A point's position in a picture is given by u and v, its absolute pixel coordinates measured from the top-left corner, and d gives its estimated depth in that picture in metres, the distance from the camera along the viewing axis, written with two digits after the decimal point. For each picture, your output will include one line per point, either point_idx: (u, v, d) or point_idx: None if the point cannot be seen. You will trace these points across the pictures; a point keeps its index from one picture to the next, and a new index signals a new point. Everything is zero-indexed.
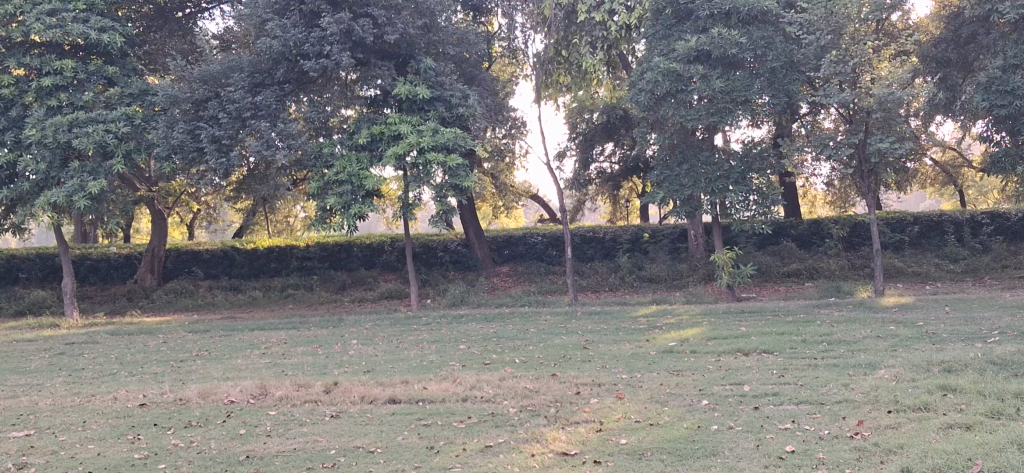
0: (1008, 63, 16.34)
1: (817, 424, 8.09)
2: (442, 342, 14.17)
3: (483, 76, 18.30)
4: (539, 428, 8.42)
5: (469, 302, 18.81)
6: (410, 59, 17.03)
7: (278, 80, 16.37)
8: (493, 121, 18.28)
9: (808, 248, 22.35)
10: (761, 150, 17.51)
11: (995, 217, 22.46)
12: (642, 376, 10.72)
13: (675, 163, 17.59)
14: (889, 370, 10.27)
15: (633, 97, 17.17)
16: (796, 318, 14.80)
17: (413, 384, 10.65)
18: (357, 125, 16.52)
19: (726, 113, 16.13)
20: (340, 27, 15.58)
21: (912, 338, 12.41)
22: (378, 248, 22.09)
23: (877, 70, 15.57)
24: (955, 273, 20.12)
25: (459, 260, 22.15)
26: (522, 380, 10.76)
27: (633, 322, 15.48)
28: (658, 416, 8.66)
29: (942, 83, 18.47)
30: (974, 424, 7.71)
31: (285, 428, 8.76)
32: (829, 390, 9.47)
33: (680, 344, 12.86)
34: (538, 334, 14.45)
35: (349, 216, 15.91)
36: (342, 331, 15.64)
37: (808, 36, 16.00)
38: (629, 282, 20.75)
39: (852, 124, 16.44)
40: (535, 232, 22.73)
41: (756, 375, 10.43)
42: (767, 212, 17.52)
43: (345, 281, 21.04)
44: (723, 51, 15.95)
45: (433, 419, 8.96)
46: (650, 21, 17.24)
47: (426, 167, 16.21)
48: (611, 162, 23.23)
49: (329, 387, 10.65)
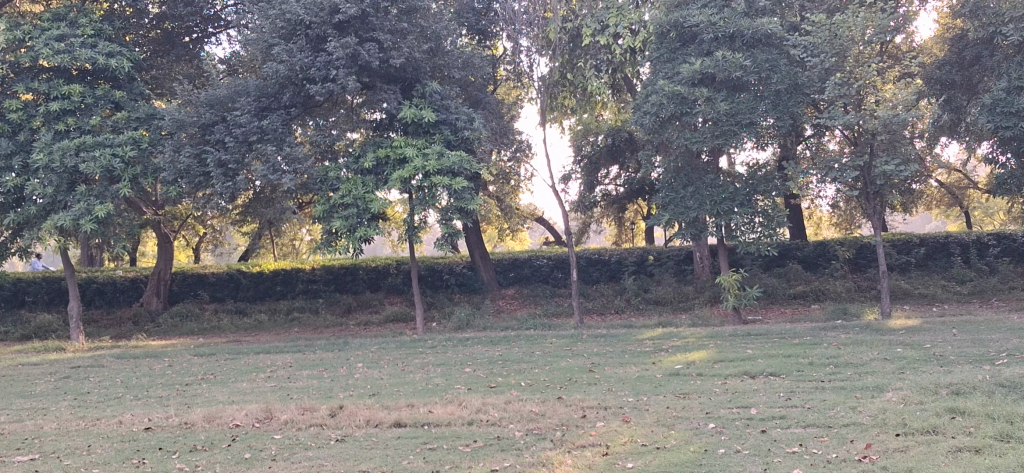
0: (1012, 85, 16.00)
1: (825, 447, 7.38)
2: (446, 365, 13.32)
3: (488, 99, 18.15)
4: (547, 452, 7.82)
5: (474, 326, 18.74)
6: (415, 83, 16.72)
7: (284, 104, 16.02)
8: (497, 144, 18.09)
9: (813, 269, 22.30)
10: (766, 173, 16.92)
11: (1002, 238, 22.47)
12: (648, 399, 9.88)
13: (680, 185, 16.97)
14: (897, 392, 9.20)
15: (636, 119, 16.54)
16: (804, 340, 13.84)
17: (419, 408, 9.90)
18: (363, 149, 16.09)
19: (731, 136, 15.56)
20: (346, 52, 15.15)
21: (921, 360, 11.25)
22: (383, 271, 22.39)
23: (882, 92, 15.04)
24: (962, 295, 19.97)
25: (465, 282, 22.23)
26: (529, 403, 9.93)
27: (639, 344, 14.71)
28: (665, 439, 7.98)
29: (946, 105, 18.17)
30: (982, 448, 6.94)
31: (291, 452, 8.25)
32: (836, 412, 8.59)
33: (687, 366, 11.90)
34: (542, 357, 13.62)
35: (355, 239, 15.53)
36: (346, 355, 14.90)
37: (813, 59, 15.47)
38: (634, 305, 20.70)
39: (857, 145, 15.83)
40: (540, 255, 22.84)
41: (763, 397, 9.51)
42: (774, 235, 16.78)
43: (351, 304, 21.16)
44: (728, 73, 15.43)
45: (439, 443, 8.39)
46: (653, 45, 16.66)
47: (431, 190, 15.77)
48: (616, 185, 23.23)
49: (335, 410, 9.92)
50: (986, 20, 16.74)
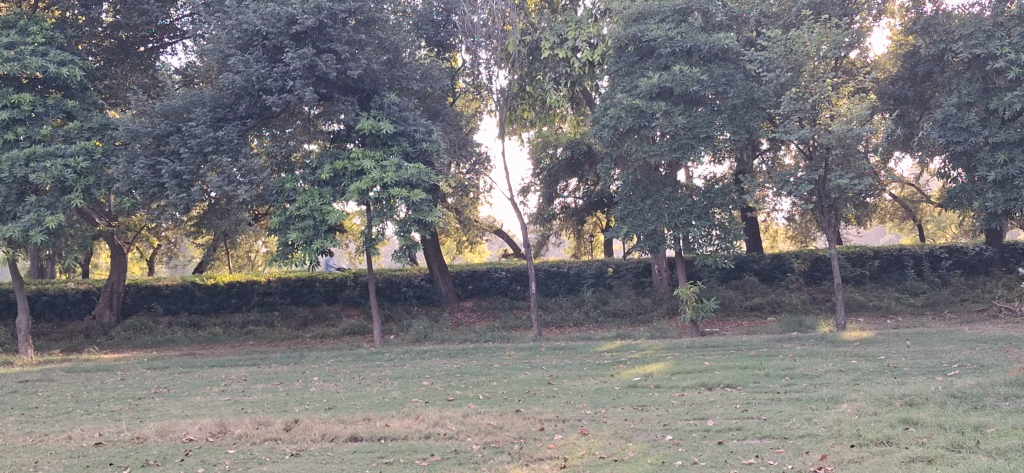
0: (963, 101, 16.30)
1: (781, 458, 7.43)
2: (404, 377, 13.24)
3: (447, 111, 18.16)
4: (505, 465, 7.77)
5: (432, 338, 18.66)
6: (373, 94, 16.67)
7: (240, 115, 15.83)
8: (454, 156, 18.10)
9: (770, 282, 22.52)
10: (723, 186, 17.05)
11: (954, 251, 22.88)
12: (606, 411, 9.87)
13: (639, 198, 17.01)
14: (852, 404, 9.28)
15: (595, 132, 16.60)
16: (760, 352, 13.92)
17: (376, 422, 9.82)
18: (320, 160, 15.98)
19: (689, 149, 15.68)
20: (303, 63, 15.04)
21: (875, 371, 11.37)
22: (341, 284, 22.27)
23: (836, 107, 15.26)
24: (915, 308, 20.26)
25: (423, 295, 22.13)
26: (487, 416, 9.88)
27: (598, 356, 14.73)
28: (623, 451, 7.98)
29: (899, 120, 18.57)
30: (935, 458, 7.02)
31: (245, 467, 8.15)
32: (791, 423, 8.65)
33: (645, 379, 11.95)
34: (501, 370, 13.58)
35: (311, 252, 15.40)
36: (302, 368, 14.75)
37: (769, 74, 15.62)
38: (592, 318, 20.73)
39: (812, 160, 16.06)
40: (499, 267, 22.87)
41: (720, 409, 9.56)
42: (731, 247, 16.93)
43: (307, 317, 20.97)
44: (685, 87, 15.50)
45: (396, 456, 8.31)
46: (612, 59, 16.77)
47: (390, 202, 15.71)
48: (575, 197, 23.31)
49: (290, 424, 9.80)
50: (937, 37, 17.09)
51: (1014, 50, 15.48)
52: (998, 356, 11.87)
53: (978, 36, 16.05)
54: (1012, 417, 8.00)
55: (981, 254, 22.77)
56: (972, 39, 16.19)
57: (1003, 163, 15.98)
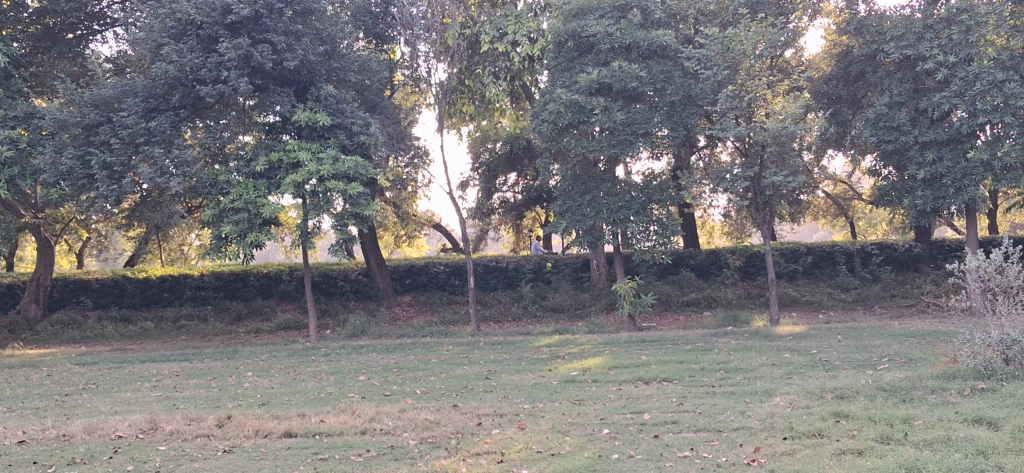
0: (894, 101, 16.62)
1: (715, 451, 7.50)
2: (341, 373, 13.11)
3: (385, 103, 17.99)
4: (442, 460, 7.72)
5: (369, 333, 18.51)
6: (310, 86, 16.46)
7: (173, 106, 15.50)
8: (392, 150, 17.96)
9: (706, 277, 22.79)
10: (661, 182, 17.14)
11: (884, 248, 23.39)
12: (543, 406, 9.86)
13: (577, 194, 17.06)
14: (784, 397, 9.42)
15: (534, 127, 16.58)
16: (696, 347, 14.06)
17: (310, 417, 9.69)
18: (255, 152, 15.74)
19: (627, 145, 15.73)
20: (238, 53, 14.78)
21: (806, 365, 11.56)
22: (276, 278, 22.00)
23: (771, 105, 15.45)
24: (847, 303, 20.65)
25: (360, 289, 21.92)
26: (424, 411, 9.83)
27: (536, 351, 14.74)
28: (560, 446, 7.97)
29: (833, 119, 18.89)
30: (865, 450, 7.14)
31: (176, 464, 7.98)
32: (725, 416, 8.74)
33: (582, 373, 11.97)
34: (439, 365, 13.51)
35: (245, 245, 15.18)
36: (235, 363, 14.52)
37: (706, 71, 15.78)
38: (531, 312, 20.73)
39: (747, 157, 16.28)
40: (437, 262, 22.80)
41: (656, 403, 9.63)
42: (668, 243, 17.06)
43: (241, 312, 20.67)
44: (624, 84, 15.56)
45: (331, 452, 8.21)
46: (552, 54, 16.78)
47: (327, 195, 15.57)
48: (514, 192, 23.35)
49: (222, 420, 9.63)
50: (870, 37, 17.34)
51: (942, 52, 15.94)
52: (925, 350, 12.15)
53: (909, 38, 16.37)
54: (938, 410, 8.18)
55: (910, 250, 23.30)
56: (904, 40, 16.48)
57: (932, 162, 16.36)
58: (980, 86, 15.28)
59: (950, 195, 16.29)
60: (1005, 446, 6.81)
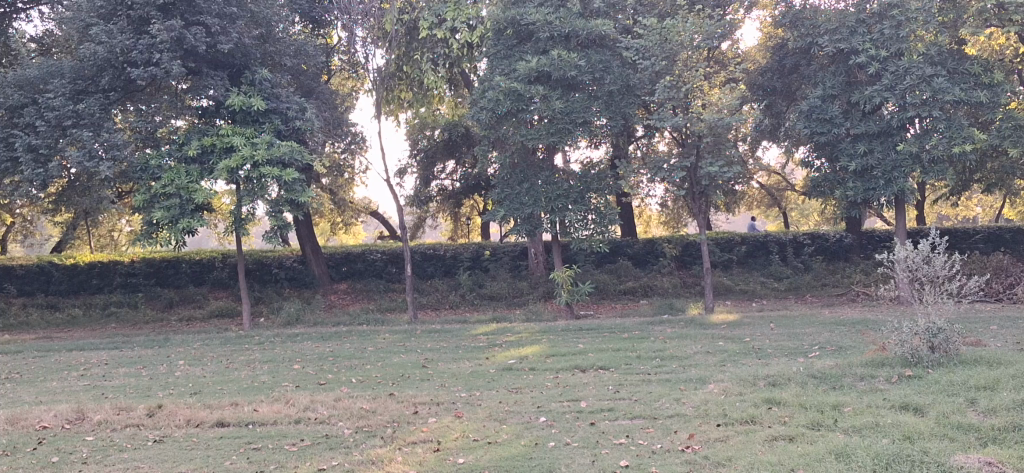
0: (827, 93, 16.89)
1: (650, 438, 7.54)
2: (275, 361, 12.92)
3: (321, 89, 17.74)
4: (377, 449, 7.64)
5: (304, 322, 18.30)
6: (244, 70, 16.16)
7: (102, 88, 15.06)
8: (329, 135, 17.76)
9: (643, 266, 22.98)
10: (599, 171, 17.18)
11: (816, 238, 23.79)
12: (481, 394, 9.84)
13: (516, 182, 17.01)
14: (718, 384, 9.52)
15: (473, 115, 16.48)
16: (632, 335, 14.16)
17: (243, 407, 9.53)
18: (187, 136, 15.42)
19: (566, 134, 15.74)
20: (171, 35, 14.45)
21: (740, 352, 11.73)
22: (208, 265, 21.65)
23: (708, 96, 15.59)
24: (779, 292, 20.99)
25: (295, 277, 21.66)
26: (359, 400, 9.73)
27: (473, 339, 14.69)
28: (497, 434, 7.95)
29: (768, 110, 19.25)
30: (796, 436, 7.23)
31: (104, 454, 7.78)
32: (661, 403, 8.80)
33: (520, 361, 11.95)
34: (375, 353, 13.39)
35: (177, 231, 14.90)
36: (166, 352, 14.23)
37: (644, 62, 15.89)
38: (468, 300, 20.67)
39: (684, 147, 16.43)
40: (374, 249, 22.62)
41: (593, 390, 9.67)
42: (606, 232, 17.12)
43: (172, 299, 20.27)
44: (562, 72, 15.58)
45: (264, 442, 8.07)
46: (491, 41, 16.67)
47: (261, 181, 15.37)
48: (452, 180, 23.25)
49: (153, 410, 9.42)
50: (804, 30, 17.60)
51: (874, 46, 16.19)
52: (855, 338, 12.38)
53: (842, 32, 16.63)
54: (867, 396, 8.33)
55: (841, 241, 23.76)
56: (837, 34, 16.72)
57: (863, 154, 16.63)
58: (911, 80, 15.60)
59: (880, 187, 16.60)
60: (930, 431, 6.97)
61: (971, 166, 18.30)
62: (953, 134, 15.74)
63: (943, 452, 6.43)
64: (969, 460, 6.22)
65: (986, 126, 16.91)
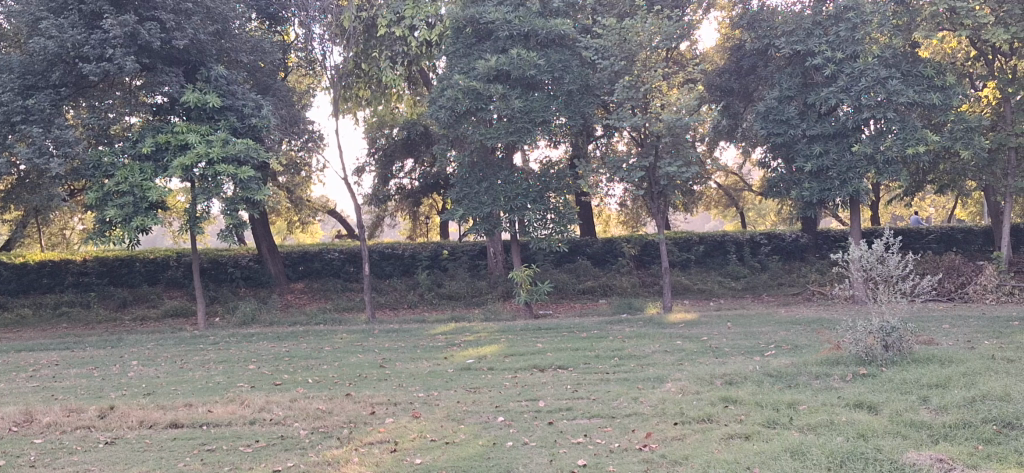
0: (783, 95, 17.06)
1: (608, 437, 7.54)
2: (230, 361, 12.75)
3: (278, 86, 17.54)
4: (333, 450, 7.55)
5: (260, 321, 18.08)
6: (200, 66, 15.94)
7: (53, 83, 14.78)
8: (285, 133, 17.55)
9: (602, 265, 23.06)
10: (558, 171, 17.20)
11: (773, 237, 24.02)
12: (438, 394, 9.79)
13: (475, 181, 16.95)
14: (675, 383, 9.54)
15: (432, 113, 16.38)
16: (591, 334, 14.18)
17: (197, 408, 9.39)
18: (142, 133, 15.19)
19: (525, 133, 15.70)
20: (124, 30, 14.24)
21: (697, 352, 11.77)
22: (163, 264, 21.35)
23: (666, 96, 15.66)
24: (737, 291, 21.15)
25: (251, 276, 21.46)
26: (315, 400, 9.63)
27: (432, 339, 14.62)
28: (454, 434, 7.90)
29: (725, 111, 19.39)
30: (752, 434, 7.27)
31: (53, 457, 7.62)
32: (619, 403, 8.81)
33: (478, 361, 11.91)
34: (332, 353, 13.28)
35: (131, 230, 14.67)
36: (119, 352, 14.00)
37: (603, 61, 15.92)
38: (427, 300, 20.56)
39: (643, 147, 16.48)
40: (331, 248, 22.46)
41: (551, 390, 9.65)
42: (565, 232, 17.11)
43: (126, 299, 19.94)
44: (522, 71, 15.56)
45: (219, 443, 7.96)
46: (450, 39, 16.58)
47: (216, 179, 15.18)
48: (411, 178, 23.15)
49: (104, 411, 9.25)
50: (761, 32, 17.75)
51: (830, 48, 16.32)
52: (810, 337, 12.49)
53: (799, 33, 16.76)
54: (822, 394, 8.40)
55: (797, 240, 24.00)
56: (794, 36, 16.85)
57: (819, 154, 16.79)
58: (865, 82, 15.79)
59: (835, 188, 16.75)
60: (884, 429, 7.02)
61: (925, 167, 18.56)
62: (907, 136, 15.92)
63: (896, 450, 6.49)
64: (921, 457, 6.28)
65: (940, 127, 17.15)
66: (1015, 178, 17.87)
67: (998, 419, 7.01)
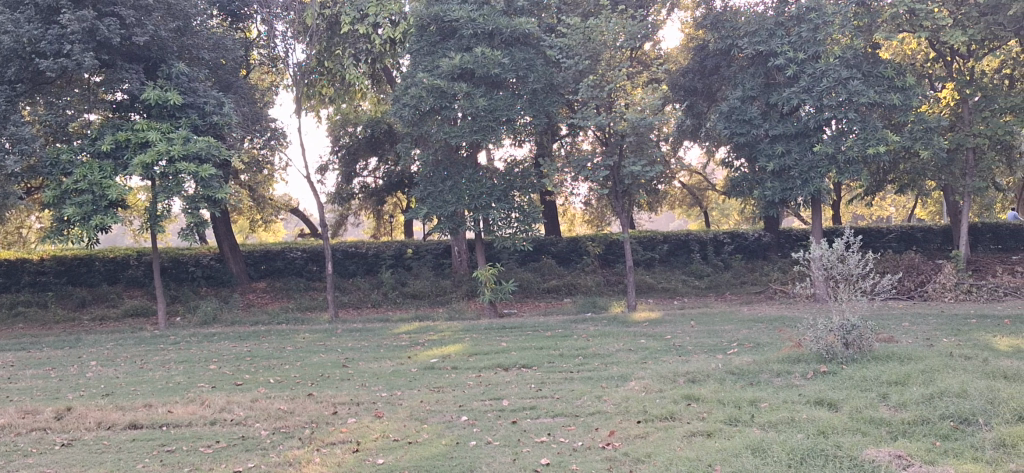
0: (746, 95, 17.18)
1: (571, 436, 7.54)
2: (190, 361, 12.60)
3: (240, 83, 17.36)
4: (294, 450, 7.48)
5: (221, 321, 17.91)
6: (160, 63, 15.74)
7: (9, 79, 14.51)
8: (246, 131, 17.36)
9: (566, 264, 23.11)
10: (523, 169, 17.20)
11: (735, 237, 24.21)
12: (401, 394, 9.74)
13: (439, 179, 16.87)
14: (638, 382, 9.57)
15: (396, 111, 16.29)
16: (555, 333, 14.19)
17: (156, 408, 9.27)
18: (101, 131, 14.96)
19: (489, 132, 15.66)
20: (82, 26, 14.01)
21: (661, 350, 11.81)
22: (123, 263, 21.08)
23: (630, 95, 15.73)
24: (700, 290, 21.28)
25: (212, 275, 21.22)
26: (277, 400, 9.53)
27: (395, 338, 14.56)
28: (417, 434, 7.86)
29: (689, 111, 19.50)
30: (713, 432, 7.30)
31: (8, 460, 7.49)
32: (582, 401, 8.82)
33: (442, 360, 11.87)
34: (295, 353, 13.19)
35: (89, 228, 14.43)
36: (77, 352, 13.78)
37: (567, 61, 15.95)
38: (390, 299, 20.46)
39: (607, 146, 16.53)
40: (294, 247, 22.31)
41: (514, 389, 9.63)
42: (529, 231, 17.12)
43: (85, 298, 19.65)
44: (486, 70, 15.54)
45: (179, 444, 7.86)
46: (414, 37, 16.49)
47: (176, 177, 14.97)
48: (374, 177, 23.05)
49: (61, 412, 9.11)
50: (724, 32, 17.87)
51: (792, 49, 16.46)
52: (772, 335, 12.58)
53: (761, 34, 16.89)
54: (783, 392, 8.46)
55: (760, 239, 24.21)
56: (756, 36, 16.98)
57: (781, 154, 16.90)
58: (827, 82, 15.93)
59: (797, 187, 16.84)
60: (843, 426, 7.08)
61: (885, 167, 18.79)
62: (868, 136, 16.07)
63: (856, 447, 6.55)
64: (880, 453, 6.34)
65: (899, 128, 17.36)
66: (973, 178, 18.14)
67: (956, 416, 7.10)
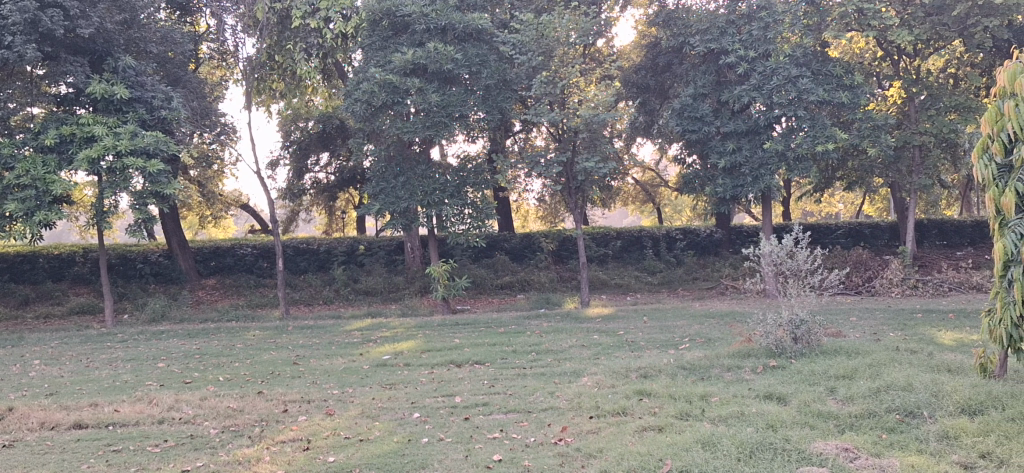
0: (698, 92, 17.32)
1: (523, 432, 7.53)
2: (138, 360, 12.40)
3: (189, 78, 17.12)
4: (244, 449, 7.39)
5: (170, 318, 17.66)
6: (107, 56, 15.41)
7: None
8: (195, 126, 17.10)
9: (520, 260, 23.13)
10: (476, 166, 17.18)
11: (687, 233, 24.42)
12: (353, 391, 9.66)
13: (391, 175, 16.75)
14: (591, 377, 9.60)
15: (348, 106, 16.11)
16: (508, 329, 14.19)
17: (102, 407, 9.11)
18: (44, 125, 14.63)
19: (442, 128, 15.60)
20: (24, 17, 13.66)
21: (613, 346, 11.86)
22: (68, 260, 20.71)
23: (584, 92, 15.75)
24: (652, 285, 21.42)
25: (160, 272, 20.89)
26: (227, 399, 9.40)
27: (347, 335, 14.45)
28: (369, 431, 7.80)
29: (642, 108, 19.62)
30: (665, 427, 7.34)
31: None
32: (535, 397, 8.81)
33: (394, 357, 11.80)
34: (245, 350, 13.04)
35: (33, 224, 14.10)
36: (20, 351, 13.49)
37: (521, 57, 15.95)
38: (342, 296, 20.32)
39: (561, 142, 16.55)
40: (244, 244, 22.08)
41: (467, 385, 9.61)
42: (482, 227, 17.09)
43: (28, 296, 19.24)
44: (439, 65, 15.46)
45: (125, 444, 7.72)
46: (366, 31, 16.29)
47: (123, 172, 14.73)
48: (326, 172, 22.87)
49: (3, 413, 8.90)
50: (677, 30, 17.99)
51: (743, 47, 16.61)
52: (723, 330, 12.69)
53: (712, 32, 17.01)
54: (733, 386, 8.53)
55: (711, 236, 24.45)
56: (708, 34, 17.10)
57: (732, 151, 17.06)
58: (777, 80, 16.07)
59: (748, 184, 16.97)
60: (792, 420, 7.15)
61: (833, 164, 19.07)
62: (817, 133, 16.24)
63: (804, 440, 6.62)
64: (828, 447, 6.41)
65: (847, 126, 17.61)
66: (919, 176, 18.45)
67: (901, 408, 7.21)
